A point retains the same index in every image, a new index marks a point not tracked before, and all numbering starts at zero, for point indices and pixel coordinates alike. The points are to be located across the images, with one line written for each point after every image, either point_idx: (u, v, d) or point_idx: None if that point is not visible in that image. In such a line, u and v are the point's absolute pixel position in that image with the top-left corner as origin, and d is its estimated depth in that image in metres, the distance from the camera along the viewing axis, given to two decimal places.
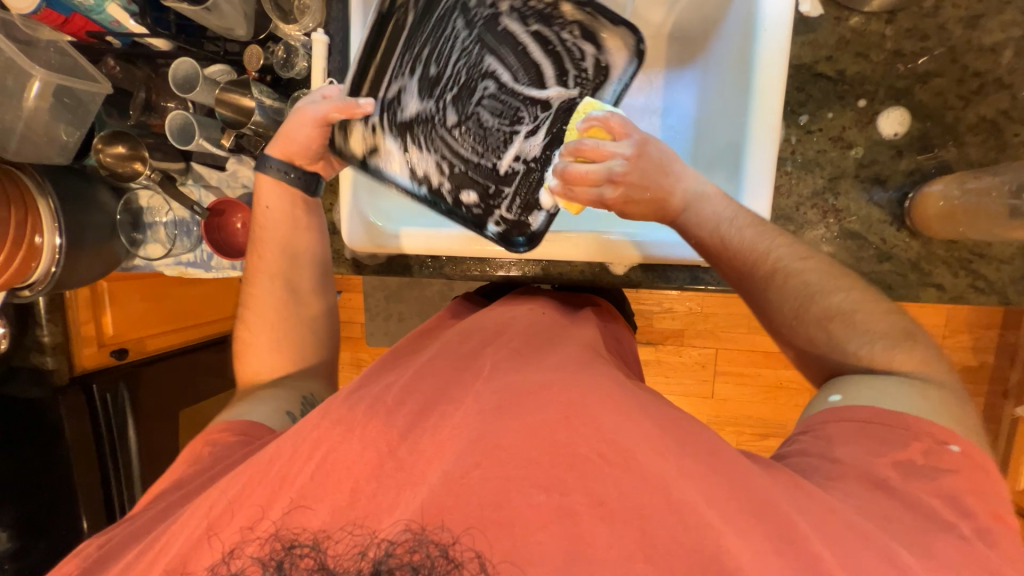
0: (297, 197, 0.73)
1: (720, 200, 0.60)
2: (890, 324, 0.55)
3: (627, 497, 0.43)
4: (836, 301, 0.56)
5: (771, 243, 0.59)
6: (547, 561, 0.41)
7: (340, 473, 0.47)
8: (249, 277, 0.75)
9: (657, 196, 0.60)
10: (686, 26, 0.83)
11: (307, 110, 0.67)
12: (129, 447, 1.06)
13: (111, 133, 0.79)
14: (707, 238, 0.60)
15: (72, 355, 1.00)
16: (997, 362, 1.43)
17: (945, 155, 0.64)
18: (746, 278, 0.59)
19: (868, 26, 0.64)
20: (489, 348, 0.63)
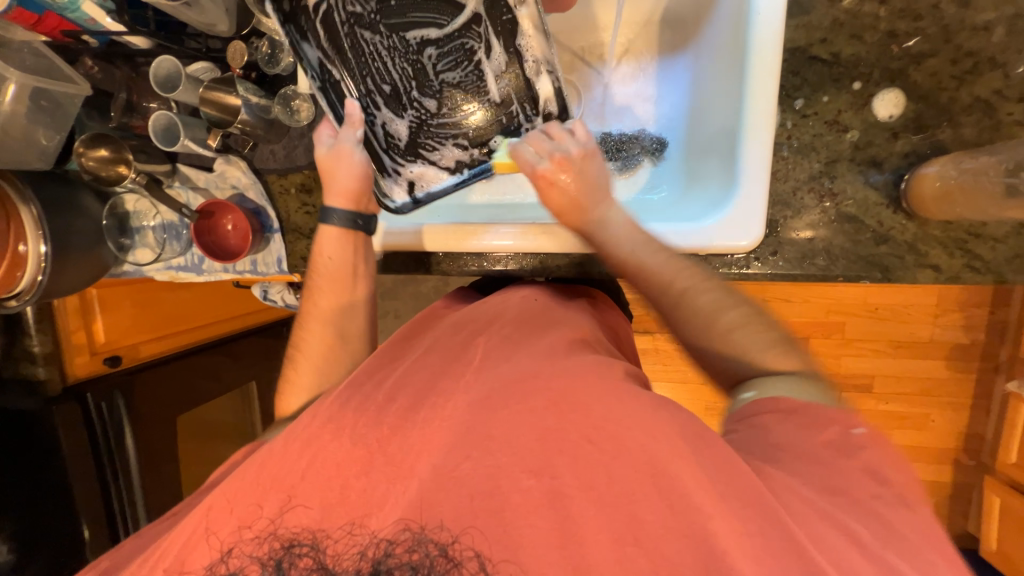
0: (359, 245, 0.72)
1: (626, 224, 0.67)
2: (770, 336, 0.57)
3: (618, 482, 0.46)
4: (729, 317, 0.59)
5: (679, 269, 0.63)
6: (540, 547, 0.44)
7: (331, 469, 0.50)
8: (302, 321, 0.73)
9: (577, 198, 0.68)
10: (679, 11, 0.82)
11: (341, 149, 0.69)
12: (128, 454, 1.05)
13: (92, 136, 0.77)
14: (620, 262, 0.65)
15: (65, 365, 0.99)
16: (988, 339, 1.46)
17: (940, 136, 0.64)
18: (657, 296, 0.62)
19: (861, 7, 0.64)
20: (482, 337, 0.64)
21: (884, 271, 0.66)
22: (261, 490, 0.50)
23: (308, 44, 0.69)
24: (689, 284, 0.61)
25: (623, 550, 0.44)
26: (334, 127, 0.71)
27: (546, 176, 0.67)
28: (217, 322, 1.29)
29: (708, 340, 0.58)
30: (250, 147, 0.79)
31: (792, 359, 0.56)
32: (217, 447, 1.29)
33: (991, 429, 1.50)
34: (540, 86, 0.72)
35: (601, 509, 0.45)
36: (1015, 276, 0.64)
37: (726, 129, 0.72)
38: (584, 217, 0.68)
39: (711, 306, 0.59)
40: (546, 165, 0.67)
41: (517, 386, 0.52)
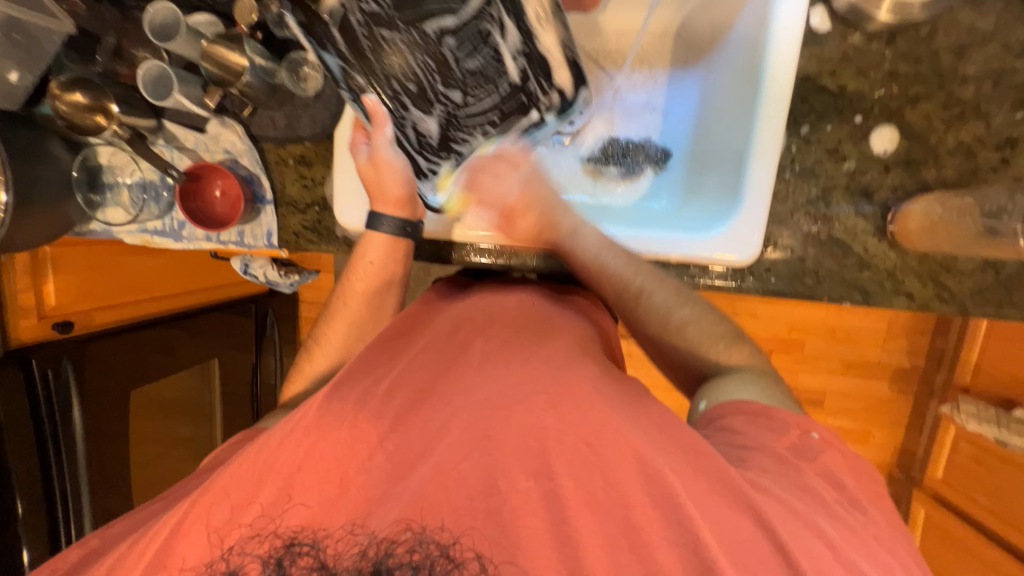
0: (403, 253, 0.73)
1: (593, 231, 0.71)
2: (720, 331, 0.68)
3: (614, 488, 0.46)
4: (682, 314, 0.67)
5: (637, 270, 0.68)
6: (538, 548, 0.44)
7: (330, 462, 0.49)
8: (327, 317, 0.75)
9: (543, 221, 0.72)
10: (693, 27, 0.84)
11: (379, 159, 0.68)
12: (72, 426, 0.93)
13: (71, 78, 0.71)
14: (588, 263, 0.69)
15: (8, 328, 0.89)
16: (926, 364, 1.59)
17: (926, 174, 0.69)
18: (619, 298, 0.69)
19: (869, 45, 0.68)
20: (479, 339, 0.63)
21: (865, 295, 0.71)
22: (254, 480, 0.49)
23: (327, 53, 0.61)
24: (648, 286, 0.67)
25: (617, 555, 0.43)
26: (366, 131, 0.69)
27: (514, 211, 0.72)
28: (183, 294, 1.22)
29: (663, 333, 0.67)
30: (249, 111, 0.74)
31: (739, 352, 0.66)
32: (171, 425, 1.18)
33: (921, 446, 1.63)
34: (550, 55, 0.62)
35: (596, 512, 0.45)
36: (975, 309, 0.70)
37: (732, 147, 0.74)
38: (561, 234, 0.72)
39: (668, 303, 0.67)
40: (513, 198, 0.71)
41: (515, 386, 0.52)
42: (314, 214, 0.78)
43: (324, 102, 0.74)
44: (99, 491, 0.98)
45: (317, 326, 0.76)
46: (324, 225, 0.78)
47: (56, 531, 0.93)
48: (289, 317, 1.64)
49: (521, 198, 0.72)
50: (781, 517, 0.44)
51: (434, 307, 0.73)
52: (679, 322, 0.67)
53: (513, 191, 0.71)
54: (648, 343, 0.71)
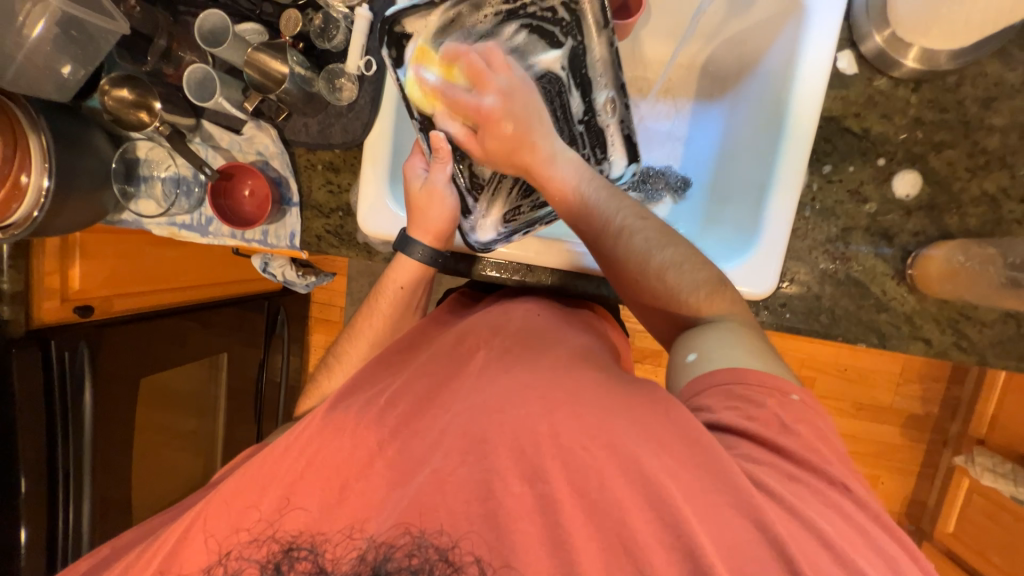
0: (430, 279, 0.75)
1: (572, 163, 0.65)
2: (702, 277, 0.61)
3: (609, 489, 0.45)
4: (660, 257, 0.62)
5: (619, 206, 0.64)
6: (533, 560, 0.43)
7: (329, 470, 0.51)
8: (349, 334, 0.76)
9: (517, 135, 0.63)
10: (720, 62, 0.85)
11: (435, 189, 0.70)
12: (83, 407, 0.93)
13: (122, 75, 0.75)
14: (567, 197, 0.64)
15: (31, 307, 0.91)
16: (940, 413, 1.55)
17: (949, 221, 0.69)
18: (596, 232, 0.64)
19: (895, 91, 0.69)
20: (481, 351, 0.62)
21: (881, 337, 0.70)
22: (259, 486, 0.50)
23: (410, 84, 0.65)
24: (628, 223, 0.63)
25: (611, 561, 0.43)
26: (426, 158, 0.72)
27: (489, 118, 0.64)
28: (202, 286, 1.25)
29: (645, 275, 0.62)
30: (284, 116, 0.77)
31: (721, 300, 0.60)
32: (177, 416, 1.19)
33: (932, 497, 1.58)
34: (608, 134, 0.72)
35: (591, 519, 0.44)
36: (995, 360, 0.69)
37: (754, 181, 0.74)
38: (540, 153, 0.64)
39: (646, 247, 0.62)
40: (491, 101, 0.63)
41: (519, 390, 0.51)
42: (337, 219, 0.80)
43: (357, 113, 0.76)
44: (100, 475, 0.98)
45: (338, 342, 0.77)
46: (346, 231, 0.80)
47: (54, 515, 0.92)
48: (300, 316, 1.66)
49: (500, 101, 0.63)
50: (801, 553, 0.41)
51: (443, 323, 0.74)
52: (657, 263, 0.62)
53: (494, 90, 0.64)
54: (624, 291, 0.65)
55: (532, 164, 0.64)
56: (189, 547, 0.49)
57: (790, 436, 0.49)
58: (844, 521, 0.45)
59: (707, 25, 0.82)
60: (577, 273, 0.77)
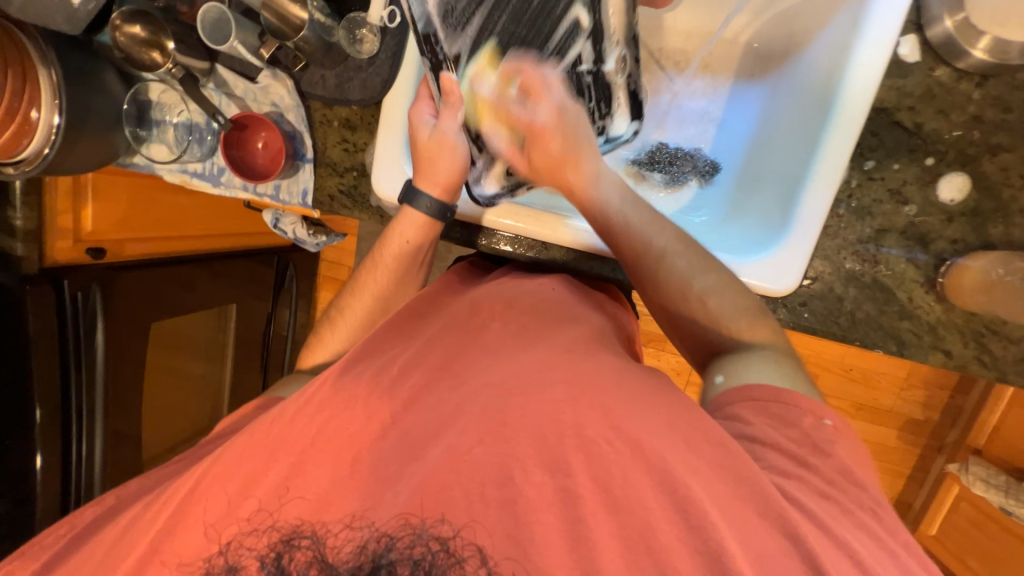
0: (435, 234, 0.72)
1: (613, 182, 0.67)
2: (746, 304, 0.60)
3: (633, 487, 0.44)
4: (699, 285, 0.61)
5: (655, 228, 0.64)
6: (549, 547, 0.42)
7: (342, 443, 0.50)
8: (352, 289, 0.75)
9: (567, 155, 0.66)
10: (769, 39, 0.79)
11: (444, 138, 0.68)
12: (95, 346, 0.95)
13: (133, 10, 0.71)
14: (605, 217, 0.65)
15: (44, 246, 0.91)
16: (940, 420, 1.55)
17: (992, 231, 0.65)
18: (630, 254, 0.63)
19: (957, 84, 0.64)
20: (495, 321, 0.62)
21: (899, 344, 0.68)
22: (269, 454, 0.51)
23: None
24: (671, 248, 0.63)
25: (633, 559, 0.41)
26: (435, 104, 0.69)
27: (540, 130, 0.66)
28: (212, 236, 1.25)
29: (681, 298, 0.61)
30: (301, 66, 0.73)
31: (762, 329, 0.59)
32: (187, 360, 1.22)
33: (919, 499, 1.60)
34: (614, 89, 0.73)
35: (614, 514, 0.43)
36: (1015, 377, 0.67)
37: (788, 169, 0.71)
38: (580, 168, 0.66)
39: (685, 274, 0.61)
40: (543, 117, 0.66)
41: (533, 375, 0.50)
42: (351, 179, 0.78)
43: (377, 68, 0.73)
44: (113, 414, 1.01)
45: (341, 297, 0.76)
46: (360, 192, 0.78)
47: (69, 448, 0.95)
48: (308, 273, 1.66)
49: (547, 121, 0.66)
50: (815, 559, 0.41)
51: (454, 291, 0.73)
52: (698, 293, 0.61)
53: (546, 112, 0.66)
54: (669, 326, 0.64)
55: (567, 175, 0.66)
56: (201, 499, 0.50)
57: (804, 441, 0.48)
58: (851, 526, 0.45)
59: None
60: (591, 255, 0.75)
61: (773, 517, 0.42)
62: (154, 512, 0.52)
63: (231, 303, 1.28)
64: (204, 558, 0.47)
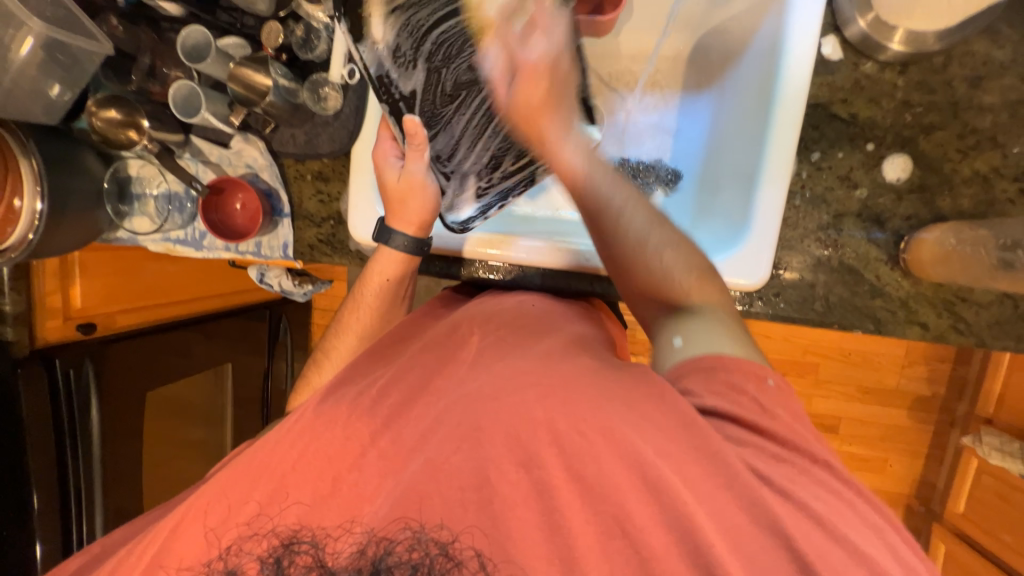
0: (414, 268, 0.74)
1: (583, 143, 0.62)
2: (695, 262, 0.61)
3: (604, 472, 0.44)
4: (654, 242, 0.60)
5: (620, 189, 0.61)
6: (527, 537, 0.44)
7: (322, 461, 0.51)
8: (336, 329, 0.76)
9: (547, 103, 0.59)
10: (704, 51, 0.84)
11: (413, 178, 0.69)
12: (90, 422, 0.95)
13: (108, 96, 0.75)
14: (573, 181, 0.60)
15: (35, 327, 0.93)
16: (947, 394, 1.54)
17: (942, 204, 0.68)
18: (596, 216, 0.60)
19: (881, 74, 0.68)
20: (476, 335, 0.63)
21: (877, 323, 0.70)
22: (253, 477, 0.51)
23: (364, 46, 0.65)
24: (628, 207, 0.60)
25: (607, 539, 0.43)
26: (400, 146, 0.72)
27: (525, 74, 0.59)
28: (203, 296, 1.27)
29: (637, 256, 0.60)
30: (271, 128, 0.77)
31: (710, 288, 0.59)
32: (186, 425, 1.21)
33: (942, 478, 1.57)
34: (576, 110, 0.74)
35: (587, 500, 0.44)
36: (993, 342, 0.68)
37: (742, 167, 0.74)
38: (553, 121, 0.59)
39: (643, 229, 0.61)
40: (534, 57, 0.59)
41: (508, 380, 0.51)
42: (329, 227, 0.81)
43: (342, 121, 0.76)
44: (111, 488, 1.00)
45: (326, 337, 0.77)
46: (338, 239, 0.80)
47: (70, 526, 0.95)
48: (301, 322, 1.67)
49: (537, 61, 0.59)
50: (796, 524, 0.42)
51: (437, 314, 0.75)
52: (648, 247, 0.60)
53: (538, 49, 0.60)
54: (620, 282, 0.63)
55: (543, 127, 0.59)
56: (188, 542, 0.49)
57: (781, 421, 0.48)
58: (840, 499, 0.45)
59: (689, 16, 0.83)
60: (571, 272, 0.76)
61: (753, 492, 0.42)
62: (136, 557, 0.51)
63: (227, 362, 1.28)
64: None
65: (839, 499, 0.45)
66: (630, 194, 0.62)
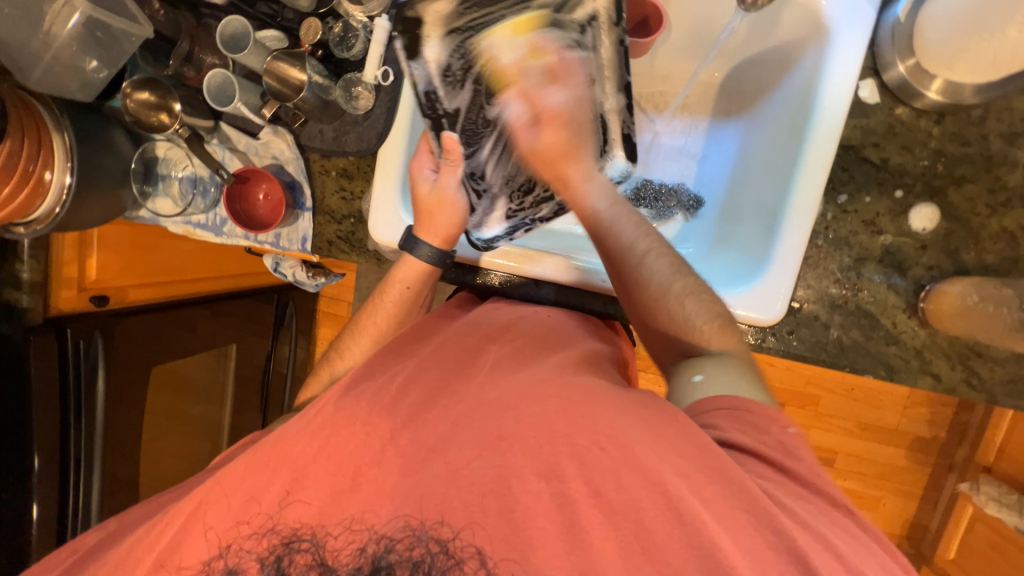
0: (434, 279, 0.74)
1: (604, 184, 0.66)
2: (716, 311, 0.61)
3: (627, 490, 0.45)
4: (675, 289, 0.62)
5: (642, 234, 0.65)
6: (549, 549, 0.43)
7: (343, 456, 0.51)
8: (354, 330, 0.76)
9: (569, 142, 0.65)
10: (738, 80, 0.84)
11: (445, 193, 0.71)
12: (96, 394, 0.95)
13: (143, 78, 0.76)
14: (596, 218, 0.65)
15: (49, 296, 0.94)
16: (948, 437, 1.53)
17: (966, 258, 0.68)
18: (617, 255, 0.64)
19: (916, 122, 0.68)
20: (493, 345, 0.64)
21: (889, 370, 0.70)
22: (262, 472, 0.51)
23: (416, 62, 0.67)
24: (652, 252, 0.64)
25: (629, 558, 0.43)
26: (436, 159, 0.72)
27: (548, 120, 0.65)
28: (216, 278, 1.28)
29: (659, 304, 0.61)
30: (300, 122, 0.78)
31: (730, 336, 0.59)
32: (187, 403, 1.21)
33: (934, 521, 1.56)
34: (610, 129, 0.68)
35: (609, 517, 0.44)
36: (1005, 399, 0.68)
37: (767, 202, 0.74)
38: (576, 167, 0.65)
39: (665, 278, 0.62)
40: (555, 101, 0.64)
41: (527, 392, 0.52)
42: (348, 225, 0.81)
43: (373, 121, 0.77)
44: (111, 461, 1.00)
45: (341, 335, 0.77)
46: (357, 237, 0.81)
47: (65, 497, 0.94)
48: (308, 309, 1.69)
49: (560, 110, 0.64)
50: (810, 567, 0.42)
51: (451, 317, 0.74)
52: (668, 294, 0.62)
53: (559, 98, 0.65)
54: (641, 326, 0.65)
55: (566, 172, 0.65)
56: (195, 529, 0.50)
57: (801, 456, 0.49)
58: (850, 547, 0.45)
59: (731, 45, 0.80)
60: (585, 290, 0.77)
61: (768, 531, 0.42)
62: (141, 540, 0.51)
63: (232, 344, 1.29)
64: (209, 565, 0.48)
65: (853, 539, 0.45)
66: (651, 238, 0.65)
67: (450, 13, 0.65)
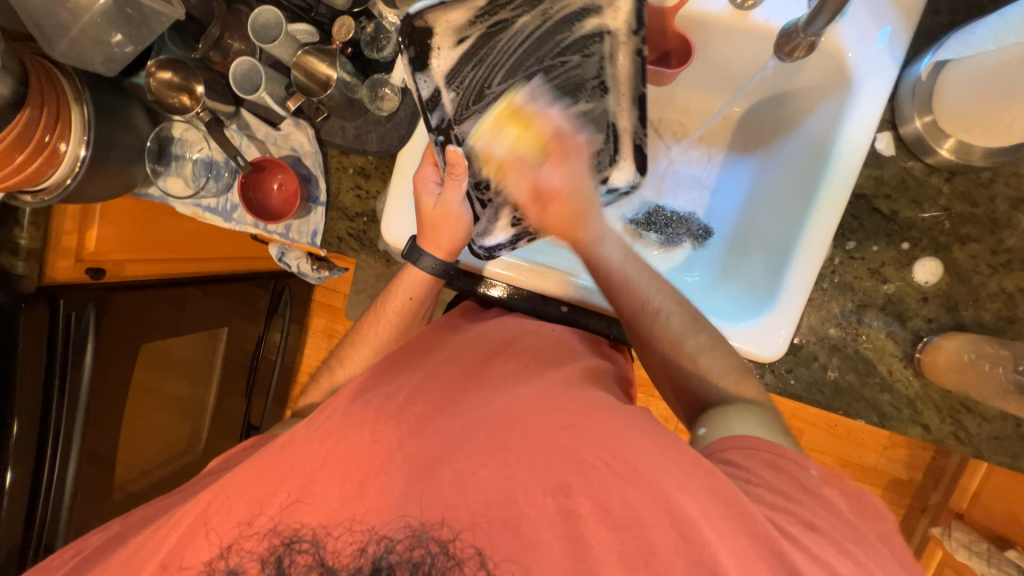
0: (436, 288, 0.74)
1: (616, 242, 0.73)
2: (731, 364, 0.64)
3: (630, 510, 0.45)
4: (690, 345, 0.65)
5: (655, 290, 0.69)
6: (551, 560, 0.43)
7: (349, 461, 0.50)
8: (356, 336, 0.76)
9: (576, 211, 0.73)
10: (757, 115, 0.85)
11: (449, 208, 0.68)
12: (84, 367, 0.91)
13: (169, 58, 0.76)
14: (612, 275, 0.69)
15: (44, 263, 0.92)
16: (923, 481, 1.56)
17: (964, 314, 0.70)
18: (632, 310, 0.68)
19: (928, 177, 0.70)
20: (500, 358, 0.64)
21: (881, 416, 0.71)
22: (263, 469, 0.51)
23: (422, 74, 0.65)
24: (665, 307, 0.67)
25: (630, 573, 0.43)
26: (440, 174, 0.70)
27: (553, 197, 0.72)
28: (216, 260, 1.27)
29: (675, 357, 0.66)
30: (322, 117, 0.77)
31: (747, 385, 0.63)
32: (173, 384, 1.20)
33: (904, 562, 1.58)
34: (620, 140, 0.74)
35: (611, 532, 0.44)
36: (990, 455, 0.70)
37: (776, 240, 0.75)
38: (584, 229, 0.72)
39: (680, 332, 0.66)
40: (560, 181, 0.73)
41: (535, 405, 0.52)
42: (361, 224, 0.81)
43: (395, 124, 0.77)
44: (91, 436, 0.97)
45: (343, 342, 0.77)
46: (368, 237, 0.81)
47: (41, 471, 0.90)
48: (303, 298, 1.67)
49: (565, 188, 0.73)
50: None
51: (456, 327, 0.74)
52: (684, 348, 0.65)
53: (562, 179, 0.73)
54: (665, 377, 0.69)
55: (574, 237, 0.72)
56: (189, 523, 0.49)
57: (801, 488, 0.50)
58: None
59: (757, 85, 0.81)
60: (591, 310, 0.77)
61: (768, 567, 0.43)
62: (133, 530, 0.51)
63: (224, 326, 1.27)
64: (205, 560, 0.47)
65: (856, 569, 0.44)
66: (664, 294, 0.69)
67: (462, 22, 0.63)
